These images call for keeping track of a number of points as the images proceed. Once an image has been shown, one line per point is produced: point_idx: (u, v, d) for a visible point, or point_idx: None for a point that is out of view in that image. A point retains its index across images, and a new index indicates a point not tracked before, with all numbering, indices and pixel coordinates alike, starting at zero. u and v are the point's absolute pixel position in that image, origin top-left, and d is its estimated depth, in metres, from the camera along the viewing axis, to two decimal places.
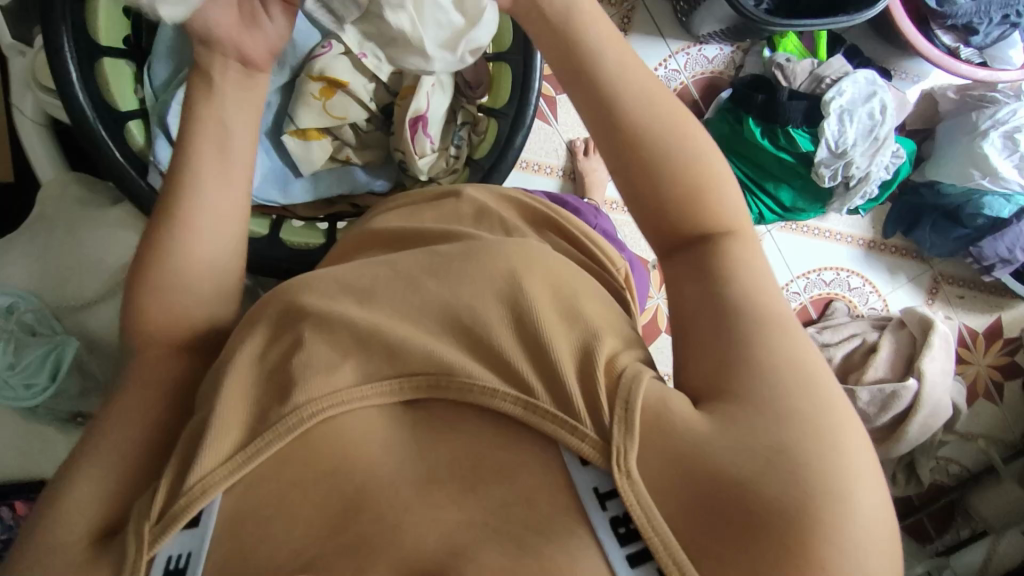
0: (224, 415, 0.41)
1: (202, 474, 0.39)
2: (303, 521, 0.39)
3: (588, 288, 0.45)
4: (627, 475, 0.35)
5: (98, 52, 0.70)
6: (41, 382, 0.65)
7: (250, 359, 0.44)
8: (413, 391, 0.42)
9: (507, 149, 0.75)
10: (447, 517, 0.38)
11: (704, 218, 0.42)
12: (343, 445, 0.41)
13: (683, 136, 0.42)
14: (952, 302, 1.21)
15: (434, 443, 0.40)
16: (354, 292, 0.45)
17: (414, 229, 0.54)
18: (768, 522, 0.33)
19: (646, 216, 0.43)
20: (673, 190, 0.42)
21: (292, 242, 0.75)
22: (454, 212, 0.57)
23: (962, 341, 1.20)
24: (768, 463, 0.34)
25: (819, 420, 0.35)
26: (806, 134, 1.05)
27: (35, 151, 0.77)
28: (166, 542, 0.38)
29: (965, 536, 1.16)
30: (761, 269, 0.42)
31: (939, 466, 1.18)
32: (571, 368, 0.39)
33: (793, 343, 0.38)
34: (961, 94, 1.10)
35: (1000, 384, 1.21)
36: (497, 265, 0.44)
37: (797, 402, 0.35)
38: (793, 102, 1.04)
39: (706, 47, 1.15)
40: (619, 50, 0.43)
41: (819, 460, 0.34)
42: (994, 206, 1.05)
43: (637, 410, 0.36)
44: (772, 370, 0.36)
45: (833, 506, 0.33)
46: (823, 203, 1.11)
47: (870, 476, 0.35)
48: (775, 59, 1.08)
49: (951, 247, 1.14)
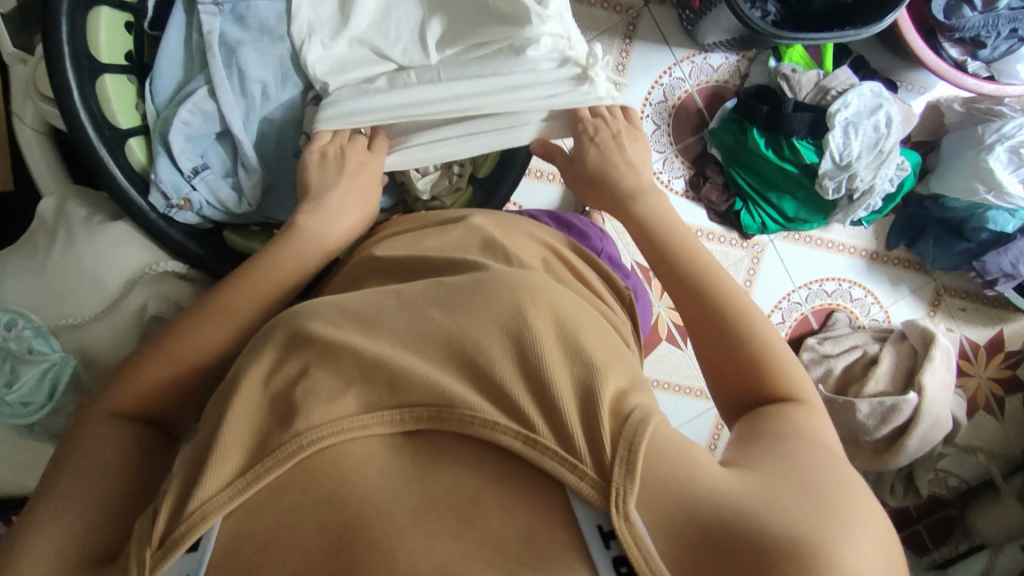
0: (226, 442, 0.41)
1: (202, 499, 0.39)
2: (298, 546, 0.38)
3: (590, 322, 0.46)
4: (624, 517, 0.36)
5: (98, 69, 0.69)
6: (38, 401, 0.67)
7: (256, 386, 0.44)
8: (414, 422, 0.41)
9: (508, 174, 0.79)
10: (442, 547, 0.36)
11: (771, 388, 0.50)
12: (341, 473, 0.40)
13: (754, 325, 0.53)
14: (954, 314, 1.20)
15: (433, 472, 0.40)
16: (358, 319, 0.46)
17: (421, 257, 0.54)
18: (775, 568, 0.34)
19: (717, 369, 0.53)
20: (750, 360, 0.52)
21: None
22: (460, 243, 0.56)
23: (964, 354, 1.20)
24: (779, 512, 0.36)
25: (838, 497, 0.38)
26: (811, 145, 1.05)
27: (36, 162, 0.77)
28: (166, 567, 0.38)
29: (964, 550, 1.16)
30: (812, 424, 0.46)
31: (938, 478, 1.19)
32: (572, 406, 0.39)
33: (822, 451, 0.42)
34: (967, 107, 1.09)
35: (1001, 398, 1.21)
36: (503, 297, 0.45)
37: (826, 486, 0.38)
38: (798, 114, 1.03)
39: (711, 55, 1.14)
40: (700, 263, 0.58)
41: (823, 520, 0.36)
42: (999, 220, 1.05)
43: (639, 453, 0.37)
44: (799, 462, 0.40)
45: (831, 556, 0.34)
46: (826, 214, 1.10)
47: (870, 530, 0.37)
48: (781, 69, 1.07)
49: (953, 261, 1.13)
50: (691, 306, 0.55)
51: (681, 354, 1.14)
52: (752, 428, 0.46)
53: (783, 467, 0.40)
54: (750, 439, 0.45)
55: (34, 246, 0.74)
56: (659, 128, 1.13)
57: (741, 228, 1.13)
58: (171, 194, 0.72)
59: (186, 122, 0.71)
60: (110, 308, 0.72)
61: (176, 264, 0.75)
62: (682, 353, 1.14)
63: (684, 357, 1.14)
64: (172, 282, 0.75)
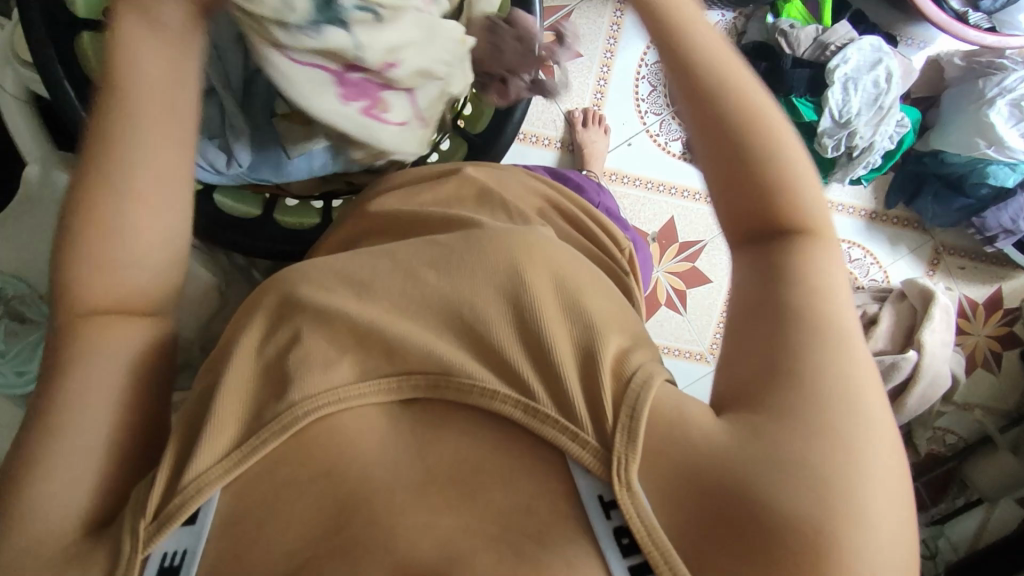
0: (221, 411, 0.41)
1: (199, 471, 0.39)
2: (299, 520, 0.39)
3: (592, 282, 0.46)
4: (627, 487, 0.36)
5: (79, 27, 0.67)
6: (31, 369, 0.70)
7: (250, 353, 0.44)
8: (413, 390, 0.42)
9: (507, 124, 0.76)
10: (445, 522, 0.38)
11: (790, 214, 0.41)
12: (338, 446, 0.41)
13: (774, 132, 0.41)
14: (953, 273, 1.20)
15: (431, 443, 0.40)
16: (353, 283, 0.46)
17: (413, 212, 0.54)
18: (781, 541, 0.33)
19: (738, 197, 0.42)
20: (769, 177, 0.41)
21: (287, 222, 0.76)
22: (455, 196, 0.57)
23: (962, 312, 1.20)
24: (791, 479, 0.34)
25: (854, 446, 0.35)
26: (809, 103, 1.03)
27: (18, 130, 0.74)
28: (164, 538, 0.38)
29: (960, 505, 1.18)
30: (829, 286, 0.40)
31: (936, 436, 1.19)
32: (573, 369, 0.39)
33: (832, 299, 0.39)
34: (968, 60, 1.07)
35: (999, 354, 1.21)
36: (498, 257, 0.44)
37: (840, 425, 0.35)
38: (796, 70, 1.03)
39: (707, 13, 1.12)
40: (705, 33, 0.43)
41: (840, 478, 0.34)
42: (998, 174, 1.04)
43: (642, 419, 0.37)
44: (824, 393, 0.36)
45: (844, 526, 0.33)
46: (824, 173, 1.09)
47: (885, 484, 0.35)
48: (779, 24, 1.04)
49: (954, 217, 1.12)
50: (700, 109, 0.42)
51: (681, 319, 1.14)
52: (772, 302, 0.39)
53: (793, 391, 0.36)
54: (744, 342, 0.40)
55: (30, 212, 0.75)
56: (655, 90, 1.12)
57: None
58: None
59: None
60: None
61: None
62: (681, 318, 1.14)
63: (682, 321, 1.14)
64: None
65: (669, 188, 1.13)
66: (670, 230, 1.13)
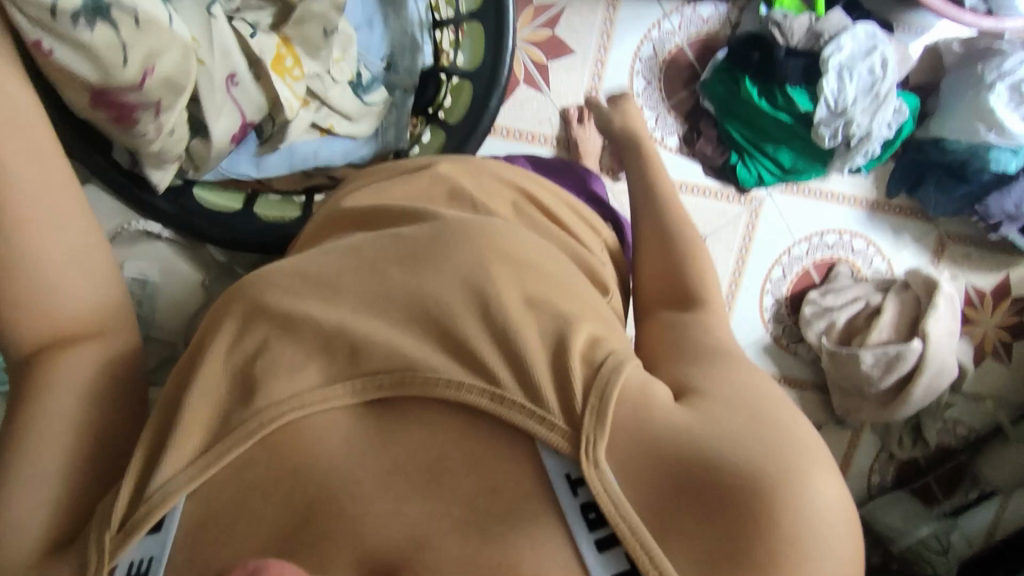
0: (187, 420, 0.41)
1: (164, 480, 0.40)
2: (267, 519, 0.40)
3: (560, 276, 0.47)
4: (594, 463, 0.37)
5: None
6: None
7: (221, 354, 0.43)
8: (376, 391, 0.41)
9: (483, 113, 0.76)
10: (411, 511, 0.38)
11: None
12: (305, 446, 0.40)
13: None
14: (958, 261, 1.18)
15: (391, 436, 0.40)
16: (315, 282, 0.45)
17: (382, 206, 0.54)
18: (738, 498, 0.35)
19: None
20: None
21: (267, 216, 0.75)
22: (426, 193, 0.56)
23: (969, 301, 1.19)
24: (739, 444, 0.37)
25: (786, 425, 0.39)
26: (804, 92, 1.03)
27: None
28: (127, 550, 0.39)
29: (973, 498, 1.15)
30: None
31: (946, 428, 1.18)
32: (543, 361, 0.40)
33: None
34: (966, 47, 1.06)
35: (1008, 343, 1.19)
36: (469, 255, 0.44)
37: (770, 409, 0.40)
38: (791, 60, 1.02)
39: (700, 6, 1.12)
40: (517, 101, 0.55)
41: (786, 451, 0.37)
42: (1000, 159, 1.03)
43: (611, 400, 0.38)
44: (746, 390, 0.41)
45: (796, 485, 0.36)
46: (823, 163, 1.08)
47: (824, 460, 0.38)
48: (772, 15, 1.03)
49: (956, 205, 1.11)
50: None
51: None
52: None
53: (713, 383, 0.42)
54: (686, 357, 0.46)
55: None
56: (650, 84, 1.11)
57: (737, 182, 1.10)
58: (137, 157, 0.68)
59: None
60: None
61: (151, 224, 0.74)
62: None
63: None
64: (144, 243, 0.75)
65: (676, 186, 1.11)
66: None
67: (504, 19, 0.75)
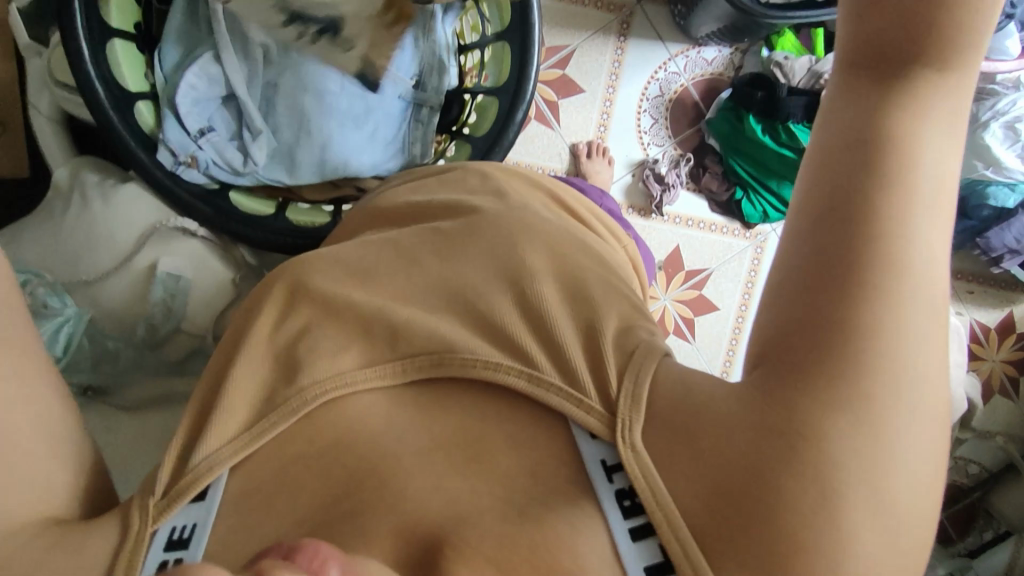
0: (231, 397, 0.43)
1: (208, 451, 0.41)
2: (308, 490, 0.41)
3: (590, 259, 0.47)
4: (631, 447, 0.37)
5: (110, 34, 0.72)
6: (54, 354, 0.70)
7: (264, 333, 0.45)
8: (417, 371, 0.43)
9: (508, 125, 0.76)
10: (451, 486, 0.40)
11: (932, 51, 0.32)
12: (347, 421, 0.42)
13: None
14: (963, 297, 1.20)
15: (438, 413, 0.42)
16: (359, 272, 0.47)
17: (423, 204, 0.55)
18: (783, 503, 0.34)
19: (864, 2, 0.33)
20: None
21: (298, 221, 0.79)
22: (462, 181, 0.58)
23: (974, 337, 1.20)
24: (791, 447, 0.34)
25: (895, 414, 0.33)
26: (806, 129, 1.07)
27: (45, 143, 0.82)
28: (172, 514, 0.40)
29: (989, 539, 1.13)
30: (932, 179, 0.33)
31: (956, 465, 1.17)
32: (576, 344, 0.41)
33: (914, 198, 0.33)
34: None
35: (1016, 380, 1.20)
36: (499, 238, 0.47)
37: (874, 392, 0.33)
38: (794, 98, 1.06)
39: (705, 49, 1.16)
40: None
41: (871, 455, 0.33)
42: (999, 195, 1.06)
43: (646, 387, 0.39)
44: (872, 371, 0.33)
45: (861, 490, 0.33)
46: None
47: (926, 464, 0.33)
48: (774, 57, 1.09)
49: (957, 239, 1.14)
50: None
51: (690, 346, 1.13)
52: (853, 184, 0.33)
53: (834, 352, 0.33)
54: (813, 245, 0.34)
55: (51, 211, 0.78)
56: (657, 122, 1.15)
57: (743, 218, 1.13)
58: (179, 152, 0.76)
59: (194, 85, 0.78)
60: (122, 266, 0.75)
61: (188, 221, 0.78)
62: (690, 346, 1.13)
63: (688, 349, 1.14)
64: (180, 240, 0.77)
65: (679, 219, 1.14)
66: (676, 259, 1.14)
67: (529, 36, 0.75)
